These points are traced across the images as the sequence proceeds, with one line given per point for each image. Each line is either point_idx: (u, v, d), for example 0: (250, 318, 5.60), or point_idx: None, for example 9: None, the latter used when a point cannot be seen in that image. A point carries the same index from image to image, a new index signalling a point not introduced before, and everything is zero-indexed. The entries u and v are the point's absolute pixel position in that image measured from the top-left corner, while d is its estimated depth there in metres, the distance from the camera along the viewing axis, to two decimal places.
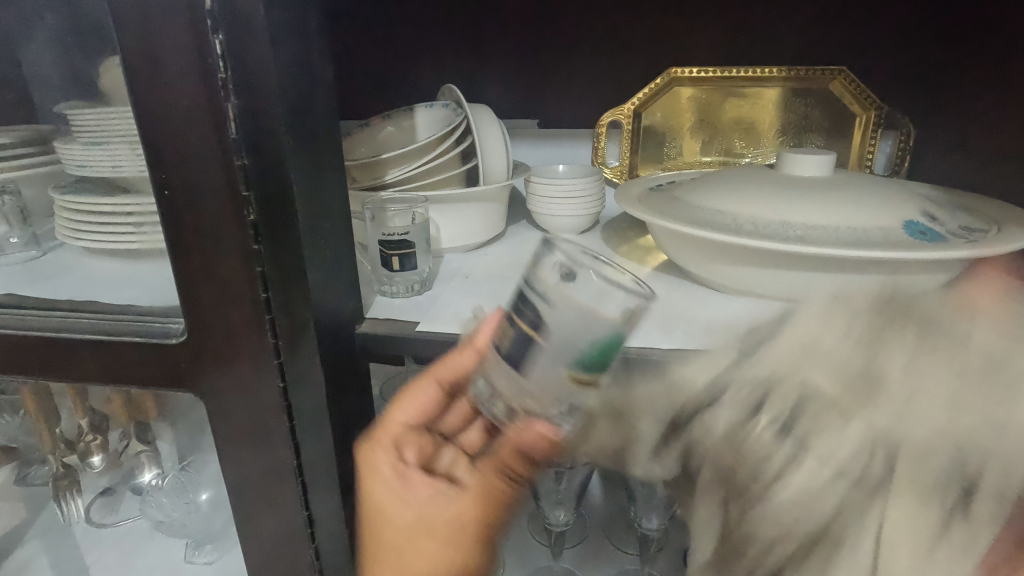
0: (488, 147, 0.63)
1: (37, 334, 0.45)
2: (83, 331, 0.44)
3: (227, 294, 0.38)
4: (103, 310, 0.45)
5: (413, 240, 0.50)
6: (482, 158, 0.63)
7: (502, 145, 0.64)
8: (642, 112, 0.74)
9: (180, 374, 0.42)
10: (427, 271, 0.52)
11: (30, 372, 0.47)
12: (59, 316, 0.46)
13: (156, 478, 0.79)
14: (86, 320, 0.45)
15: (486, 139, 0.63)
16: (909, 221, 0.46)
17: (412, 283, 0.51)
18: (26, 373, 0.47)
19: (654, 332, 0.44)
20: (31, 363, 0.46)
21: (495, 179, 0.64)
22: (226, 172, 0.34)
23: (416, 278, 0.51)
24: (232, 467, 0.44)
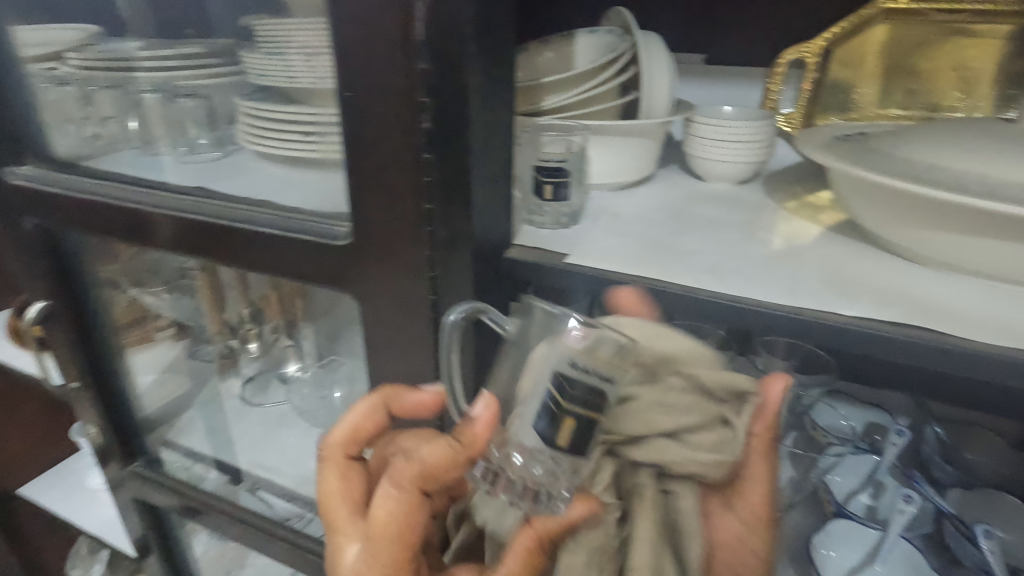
0: (654, 76, 0.58)
1: (220, 223, 0.49)
2: (258, 225, 0.47)
3: (393, 203, 0.38)
4: (278, 208, 0.49)
5: (568, 169, 0.49)
6: (647, 88, 0.58)
7: (668, 76, 0.59)
8: (833, 50, 0.65)
9: (341, 274, 0.44)
10: (577, 204, 0.50)
11: (213, 257, 0.51)
12: (242, 208, 0.50)
13: (299, 371, 0.87)
14: (260, 215, 0.48)
15: (652, 67, 0.58)
16: None
17: (561, 216, 0.49)
18: (210, 258, 0.52)
19: (833, 296, 0.39)
20: (215, 249, 0.51)
21: (659, 113, 0.60)
22: (408, 76, 0.34)
23: (566, 210, 0.50)
24: (379, 368, 0.47)
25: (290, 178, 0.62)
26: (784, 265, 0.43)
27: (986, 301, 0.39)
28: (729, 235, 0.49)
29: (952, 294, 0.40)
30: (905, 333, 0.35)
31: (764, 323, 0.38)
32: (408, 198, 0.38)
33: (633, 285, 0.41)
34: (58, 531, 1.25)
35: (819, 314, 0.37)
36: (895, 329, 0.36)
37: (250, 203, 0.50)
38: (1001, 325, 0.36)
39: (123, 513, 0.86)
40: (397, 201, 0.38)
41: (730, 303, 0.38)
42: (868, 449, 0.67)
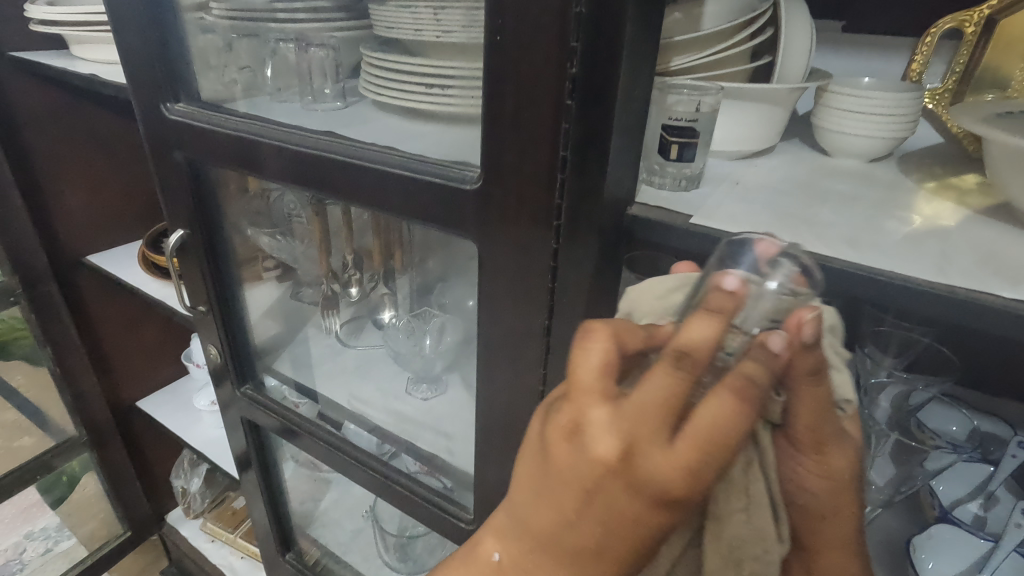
0: (792, 40, 0.55)
1: (350, 164, 0.52)
2: (388, 165, 0.49)
3: (530, 149, 0.39)
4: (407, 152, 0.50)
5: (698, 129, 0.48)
6: (783, 51, 0.55)
7: (805, 40, 0.56)
8: (999, 18, 0.57)
9: (466, 219, 0.46)
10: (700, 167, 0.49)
11: (342, 196, 0.54)
12: (372, 150, 0.52)
13: (393, 318, 0.91)
14: (390, 157, 0.50)
15: (791, 30, 0.55)
16: None
17: (683, 178, 0.49)
18: (337, 197, 0.55)
19: (990, 278, 0.36)
20: (344, 189, 0.54)
21: (793, 77, 0.57)
22: (563, 21, 0.34)
23: (687, 173, 0.49)
24: (490, 312, 0.48)
25: (410, 130, 0.64)
26: (927, 245, 0.41)
27: None
28: (862, 210, 0.47)
29: None
30: None
31: (906, 299, 0.36)
32: (546, 145, 0.39)
33: None
34: (167, 443, 1.39)
35: (971, 295, 0.35)
36: None
37: (380, 147, 0.53)
38: None
39: (230, 429, 0.95)
40: (534, 148, 0.39)
41: (868, 275, 0.37)
42: (984, 460, 0.63)
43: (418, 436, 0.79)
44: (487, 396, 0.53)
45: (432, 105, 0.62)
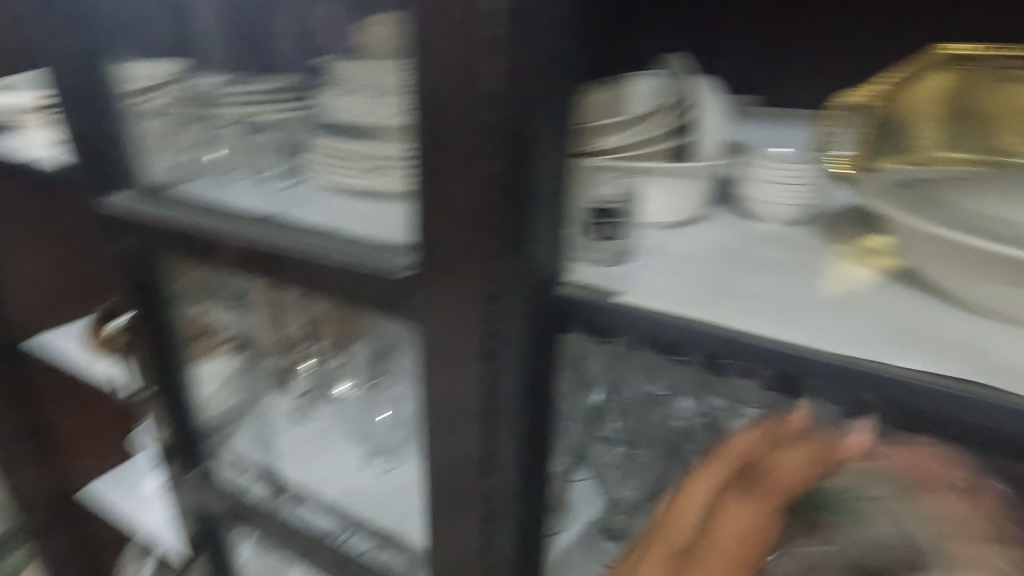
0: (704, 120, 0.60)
1: (292, 251, 0.53)
2: (328, 252, 0.51)
3: (462, 238, 0.41)
4: (348, 239, 0.52)
5: (622, 210, 0.51)
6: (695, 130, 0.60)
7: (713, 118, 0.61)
8: (896, 94, 0.64)
9: (405, 303, 0.47)
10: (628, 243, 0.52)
11: (285, 281, 0.55)
12: (311, 238, 0.53)
13: (349, 390, 0.90)
14: (331, 244, 0.52)
15: (701, 110, 0.60)
16: None
17: (613, 253, 0.51)
18: (281, 282, 0.56)
19: (888, 344, 0.39)
20: (287, 275, 0.54)
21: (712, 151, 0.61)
22: (485, 125, 0.37)
23: (617, 249, 0.51)
24: (432, 391, 0.49)
25: (356, 209, 0.65)
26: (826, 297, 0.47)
27: None
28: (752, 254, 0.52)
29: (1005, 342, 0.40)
30: (962, 386, 0.35)
31: (815, 368, 0.38)
32: (476, 236, 0.41)
33: (684, 324, 0.42)
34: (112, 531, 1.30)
35: (868, 363, 0.38)
36: (952, 381, 0.36)
37: (321, 233, 0.54)
38: None
39: (178, 515, 0.90)
40: (466, 236, 0.41)
41: (779, 346, 0.39)
42: None
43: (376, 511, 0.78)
44: (435, 477, 0.53)
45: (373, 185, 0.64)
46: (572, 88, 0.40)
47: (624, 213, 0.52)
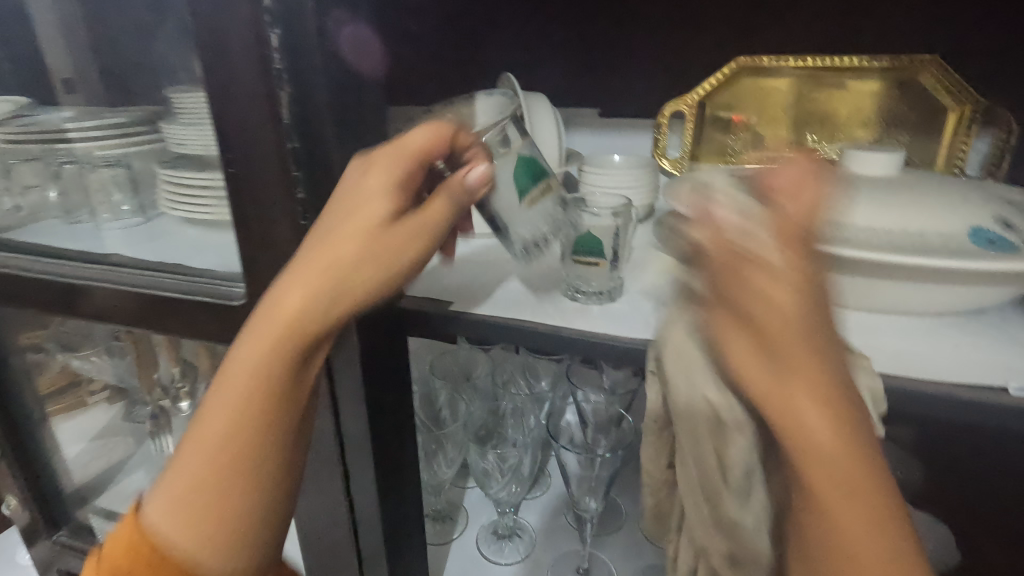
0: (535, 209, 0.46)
1: (127, 290, 0.51)
2: (164, 289, 0.49)
3: (280, 264, 0.42)
4: (185, 272, 0.51)
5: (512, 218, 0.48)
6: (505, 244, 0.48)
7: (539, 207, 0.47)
8: (706, 102, 0.72)
9: (241, 331, 0.47)
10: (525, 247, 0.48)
11: (125, 320, 0.53)
12: (146, 274, 0.52)
13: None
14: (167, 279, 0.50)
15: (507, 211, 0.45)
16: (974, 229, 0.42)
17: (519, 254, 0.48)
18: (122, 322, 0.54)
19: None
20: (126, 315, 0.53)
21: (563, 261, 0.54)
22: (280, 153, 0.38)
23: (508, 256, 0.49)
24: None
25: (205, 240, 0.64)
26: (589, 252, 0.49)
27: None
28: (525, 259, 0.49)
29: None
30: None
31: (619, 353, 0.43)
32: (295, 260, 0.42)
33: (514, 329, 0.45)
34: None
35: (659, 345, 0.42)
36: None
37: (156, 269, 0.53)
38: None
39: None
40: (284, 262, 0.42)
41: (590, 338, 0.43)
42: None
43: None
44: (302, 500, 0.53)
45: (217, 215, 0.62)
46: (363, 115, 0.43)
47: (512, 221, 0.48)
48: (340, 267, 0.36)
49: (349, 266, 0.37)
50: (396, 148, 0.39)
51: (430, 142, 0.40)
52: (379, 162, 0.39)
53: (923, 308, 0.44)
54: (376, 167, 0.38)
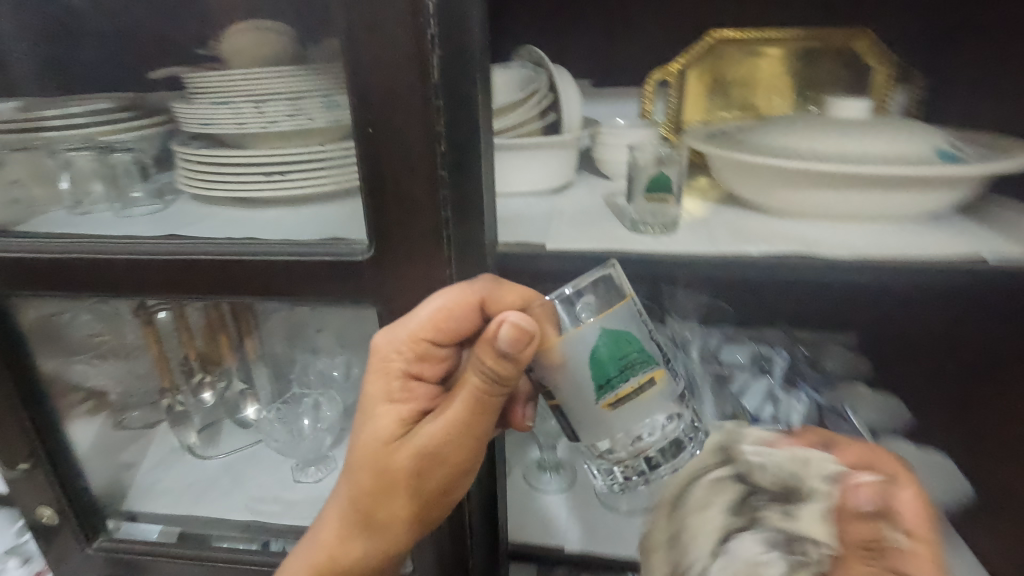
0: (629, 408, 0.47)
1: (227, 259, 0.53)
2: (274, 254, 0.52)
3: (414, 215, 0.47)
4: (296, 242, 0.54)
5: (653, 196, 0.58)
6: (652, 213, 0.58)
7: (634, 391, 0.46)
8: (686, 70, 0.81)
9: (364, 284, 0.51)
10: (669, 215, 0.59)
11: (226, 290, 0.54)
12: (255, 243, 0.54)
13: (260, 411, 0.88)
14: (273, 245, 0.53)
15: (594, 415, 0.47)
16: (939, 150, 0.56)
17: (662, 223, 0.58)
18: (211, 294, 0.55)
19: (739, 242, 0.54)
20: (221, 285, 0.54)
21: (652, 430, 0.49)
22: (427, 110, 0.43)
23: (656, 224, 0.58)
24: (402, 359, 0.54)
25: (270, 217, 0.65)
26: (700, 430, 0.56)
27: (829, 231, 0.58)
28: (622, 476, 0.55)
29: (810, 232, 0.58)
30: (791, 257, 0.52)
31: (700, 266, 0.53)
32: (430, 211, 0.46)
33: (608, 257, 0.54)
34: None
35: (729, 256, 0.53)
36: (785, 256, 0.52)
37: (256, 240, 0.55)
38: (848, 244, 0.54)
39: None
40: (419, 213, 0.46)
41: (671, 258, 0.53)
42: (762, 372, 0.82)
43: (307, 519, 0.74)
44: None
45: (285, 188, 0.65)
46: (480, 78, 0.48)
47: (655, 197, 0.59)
48: (373, 461, 0.51)
49: (377, 456, 0.51)
50: (403, 340, 0.50)
51: (443, 316, 0.49)
52: (387, 364, 0.52)
53: (905, 215, 0.58)
54: (390, 362, 0.52)
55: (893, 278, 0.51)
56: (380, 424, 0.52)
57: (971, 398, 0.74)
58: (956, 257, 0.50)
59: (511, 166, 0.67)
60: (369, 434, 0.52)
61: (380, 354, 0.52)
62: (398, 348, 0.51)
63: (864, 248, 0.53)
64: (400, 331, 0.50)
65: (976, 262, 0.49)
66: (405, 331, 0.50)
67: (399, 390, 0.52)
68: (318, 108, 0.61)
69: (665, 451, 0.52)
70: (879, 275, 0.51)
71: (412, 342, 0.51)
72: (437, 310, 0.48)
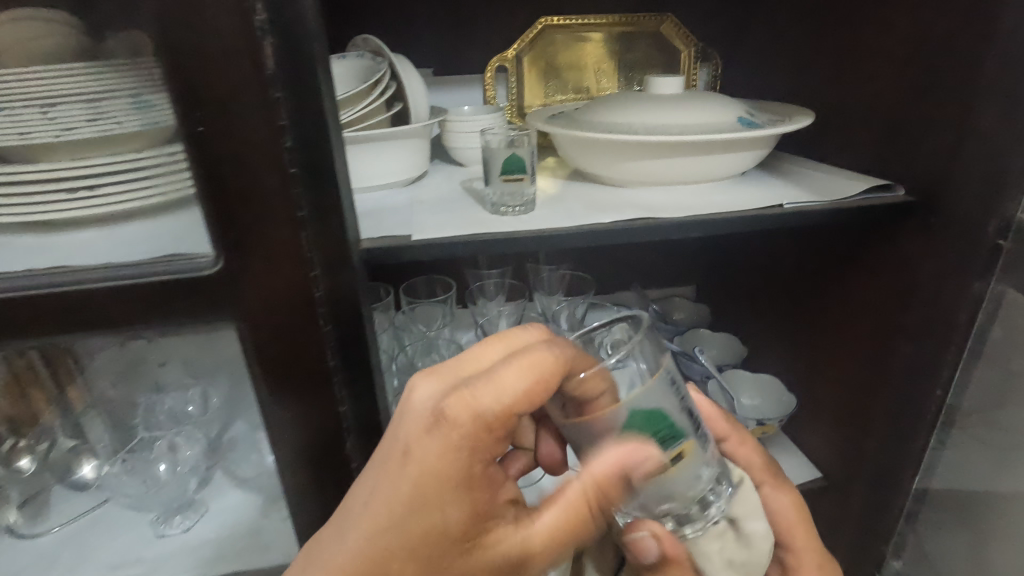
0: (657, 482, 0.40)
1: (43, 292, 0.46)
2: (100, 278, 0.46)
3: (266, 217, 0.43)
4: (129, 260, 0.48)
5: (512, 173, 0.60)
6: (512, 191, 0.60)
7: (666, 465, 0.39)
8: (523, 56, 0.84)
9: (217, 299, 0.46)
10: (527, 193, 0.61)
11: (59, 330, 0.47)
12: (81, 270, 0.47)
13: (100, 467, 0.76)
14: (98, 269, 0.47)
15: (616, 492, 0.40)
16: (739, 117, 0.66)
17: (523, 201, 0.60)
18: (28, 335, 0.47)
19: (593, 214, 0.58)
20: (38, 323, 0.47)
21: (683, 498, 0.42)
22: (268, 103, 0.40)
23: (519, 202, 0.60)
24: (272, 375, 0.50)
25: (84, 240, 0.54)
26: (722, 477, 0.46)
27: (664, 196, 0.64)
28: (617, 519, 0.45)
29: (650, 198, 0.64)
30: (639, 221, 0.57)
31: (562, 241, 0.56)
32: (285, 211, 0.43)
33: (476, 242, 0.54)
34: None
35: (585, 227, 0.56)
36: (633, 220, 0.57)
37: (72, 266, 0.47)
38: (681, 204, 0.60)
39: None
40: (273, 214, 0.43)
41: (535, 235, 0.55)
42: None
43: None
44: (292, 461, 0.54)
45: (101, 206, 0.55)
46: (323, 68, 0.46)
47: (511, 173, 0.60)
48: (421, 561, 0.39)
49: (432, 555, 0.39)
50: (495, 413, 0.38)
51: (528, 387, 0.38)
52: (455, 440, 0.38)
53: (721, 175, 0.66)
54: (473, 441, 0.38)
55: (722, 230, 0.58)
56: (444, 520, 0.38)
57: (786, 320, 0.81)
58: (764, 207, 0.58)
59: (364, 160, 0.65)
60: (415, 528, 0.39)
61: (447, 422, 0.38)
62: (479, 423, 0.38)
63: (695, 207, 0.59)
64: (487, 398, 0.38)
65: (779, 208, 0.58)
66: (494, 393, 0.38)
67: (473, 478, 0.39)
68: (134, 110, 0.53)
69: (695, 513, 0.44)
70: (712, 227, 0.57)
71: (501, 416, 0.38)
72: (521, 377, 0.38)
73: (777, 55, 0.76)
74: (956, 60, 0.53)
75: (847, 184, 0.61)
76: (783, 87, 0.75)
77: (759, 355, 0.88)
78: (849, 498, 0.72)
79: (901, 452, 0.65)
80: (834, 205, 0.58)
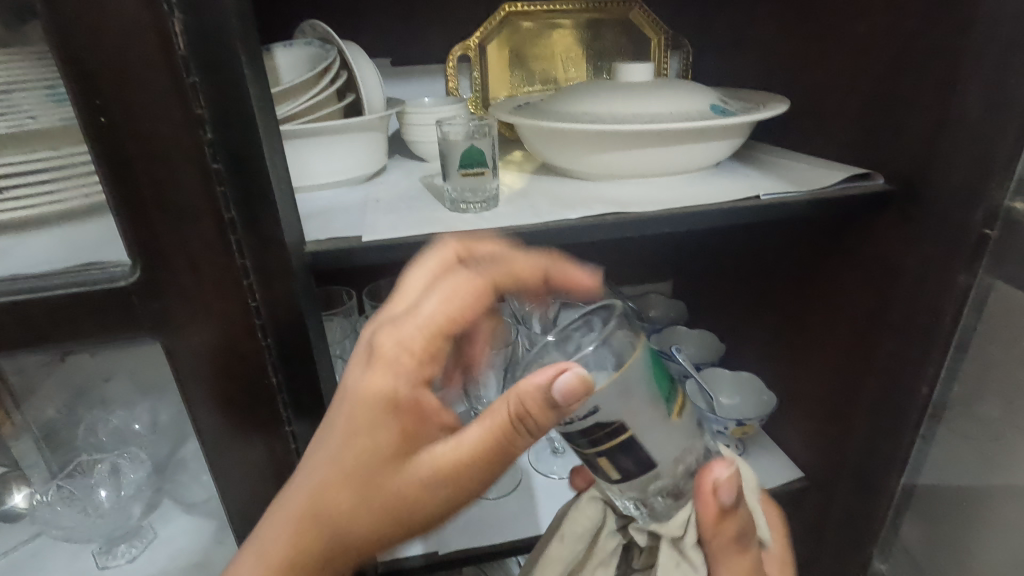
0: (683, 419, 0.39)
1: None
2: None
3: (187, 219, 0.39)
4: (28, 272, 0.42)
5: (473, 167, 0.56)
6: (475, 186, 0.56)
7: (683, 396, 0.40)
8: (486, 45, 0.80)
9: (137, 314, 0.41)
10: (491, 189, 0.57)
11: None
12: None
13: (33, 496, 0.70)
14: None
15: (666, 429, 0.38)
16: (712, 105, 0.62)
17: (486, 197, 0.56)
18: None
19: (560, 210, 0.55)
20: None
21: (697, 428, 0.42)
22: (179, 89, 0.35)
23: (482, 198, 0.56)
24: (207, 396, 0.45)
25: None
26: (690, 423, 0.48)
27: (636, 189, 0.61)
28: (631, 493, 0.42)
29: (622, 192, 0.60)
30: (607, 218, 0.53)
31: (527, 239, 0.52)
32: (207, 212, 0.39)
33: (431, 242, 0.50)
34: None
35: (551, 224, 0.52)
36: (602, 216, 0.53)
37: None
38: (654, 198, 0.57)
39: None
40: (193, 216, 0.39)
41: (496, 234, 0.51)
42: None
43: None
44: (235, 487, 0.49)
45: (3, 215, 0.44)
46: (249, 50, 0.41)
47: (472, 167, 0.56)
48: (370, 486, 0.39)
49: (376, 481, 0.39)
50: (416, 333, 0.43)
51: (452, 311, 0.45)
52: (388, 365, 0.41)
53: (696, 167, 0.63)
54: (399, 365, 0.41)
55: (696, 224, 0.54)
56: (374, 442, 0.39)
57: (763, 316, 0.78)
58: (740, 200, 0.55)
59: (314, 157, 0.60)
60: (348, 449, 0.40)
61: (381, 348, 0.42)
62: (404, 348, 0.42)
63: (669, 201, 0.56)
64: (411, 326, 0.43)
65: (755, 199, 0.55)
66: (419, 321, 0.44)
67: (396, 397, 0.40)
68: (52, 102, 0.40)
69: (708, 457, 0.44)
70: (686, 221, 0.54)
71: (431, 334, 0.43)
72: (445, 303, 0.45)
73: (749, 42, 0.72)
74: (933, 42, 0.50)
75: (825, 174, 0.58)
76: (757, 74, 0.72)
77: (738, 352, 0.85)
78: (833, 497, 0.69)
79: (885, 449, 0.63)
80: (813, 197, 0.55)
